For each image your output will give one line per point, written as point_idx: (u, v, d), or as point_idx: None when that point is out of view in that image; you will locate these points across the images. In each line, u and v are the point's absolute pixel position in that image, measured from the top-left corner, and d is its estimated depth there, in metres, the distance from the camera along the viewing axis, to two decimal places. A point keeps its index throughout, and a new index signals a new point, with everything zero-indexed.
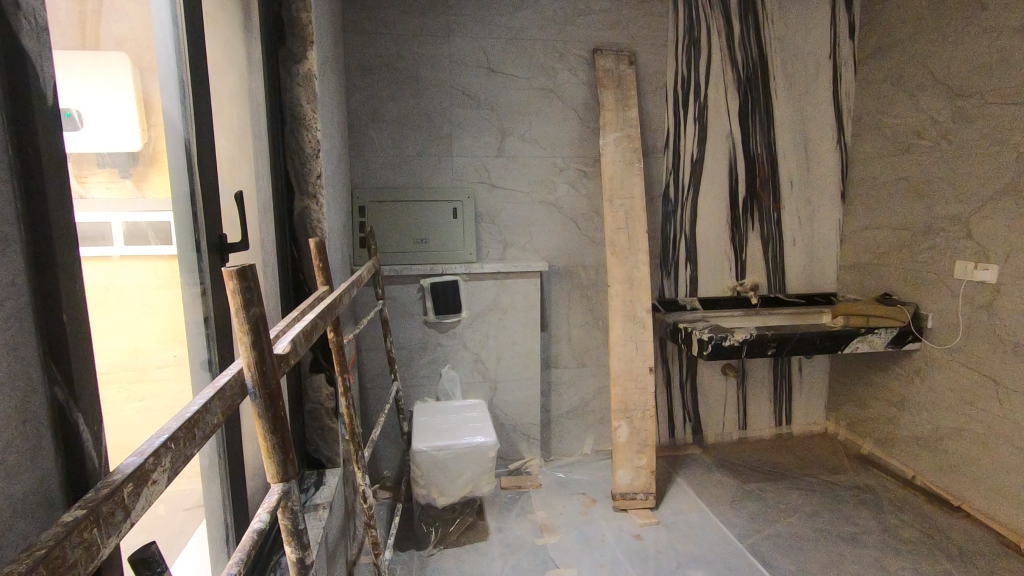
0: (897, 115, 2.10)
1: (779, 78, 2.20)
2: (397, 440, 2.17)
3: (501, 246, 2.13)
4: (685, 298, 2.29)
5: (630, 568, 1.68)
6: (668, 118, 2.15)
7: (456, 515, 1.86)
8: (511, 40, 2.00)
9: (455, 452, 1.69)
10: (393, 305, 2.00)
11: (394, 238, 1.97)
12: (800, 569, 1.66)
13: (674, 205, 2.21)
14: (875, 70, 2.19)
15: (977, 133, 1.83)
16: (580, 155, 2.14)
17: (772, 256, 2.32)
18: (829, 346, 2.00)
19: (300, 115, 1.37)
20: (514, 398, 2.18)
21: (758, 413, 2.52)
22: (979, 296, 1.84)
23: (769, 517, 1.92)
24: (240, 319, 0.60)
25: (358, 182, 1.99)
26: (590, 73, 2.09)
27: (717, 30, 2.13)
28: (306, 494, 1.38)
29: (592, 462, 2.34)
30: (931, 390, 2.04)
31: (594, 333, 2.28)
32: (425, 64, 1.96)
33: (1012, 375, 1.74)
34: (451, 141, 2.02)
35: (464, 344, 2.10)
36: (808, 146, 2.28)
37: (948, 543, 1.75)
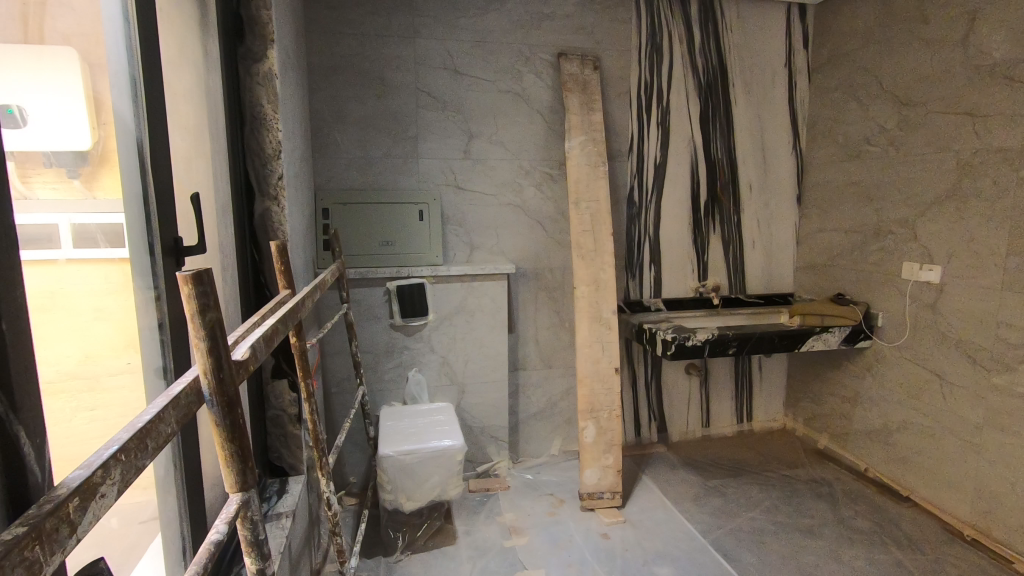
0: (848, 123, 2.30)
1: (738, 84, 2.38)
2: (363, 446, 2.24)
3: (468, 249, 2.22)
4: (651, 298, 2.47)
5: (596, 568, 1.75)
6: (631, 121, 2.30)
7: (425, 518, 1.95)
8: (478, 42, 2.10)
9: (423, 456, 1.74)
10: (359, 309, 2.06)
11: (360, 241, 2.04)
12: (761, 561, 1.78)
13: (638, 208, 2.38)
14: (827, 77, 2.39)
15: (918, 140, 2.02)
16: (545, 159, 2.25)
17: (733, 255, 2.53)
18: (786, 345, 2.16)
19: (261, 115, 1.43)
20: (482, 401, 2.27)
21: (720, 411, 2.72)
22: (925, 296, 2.01)
23: (729, 513, 2.06)
24: (196, 323, 0.61)
25: (323, 184, 2.03)
26: (556, 76, 2.20)
27: (678, 37, 2.29)
28: (268, 504, 1.47)
29: (560, 462, 2.45)
30: (881, 384, 2.23)
31: (561, 334, 2.40)
32: (390, 64, 2.03)
33: (949, 371, 1.93)
34: (417, 142, 2.09)
35: (431, 346, 2.17)
36: (766, 151, 2.49)
37: (897, 531, 1.92)
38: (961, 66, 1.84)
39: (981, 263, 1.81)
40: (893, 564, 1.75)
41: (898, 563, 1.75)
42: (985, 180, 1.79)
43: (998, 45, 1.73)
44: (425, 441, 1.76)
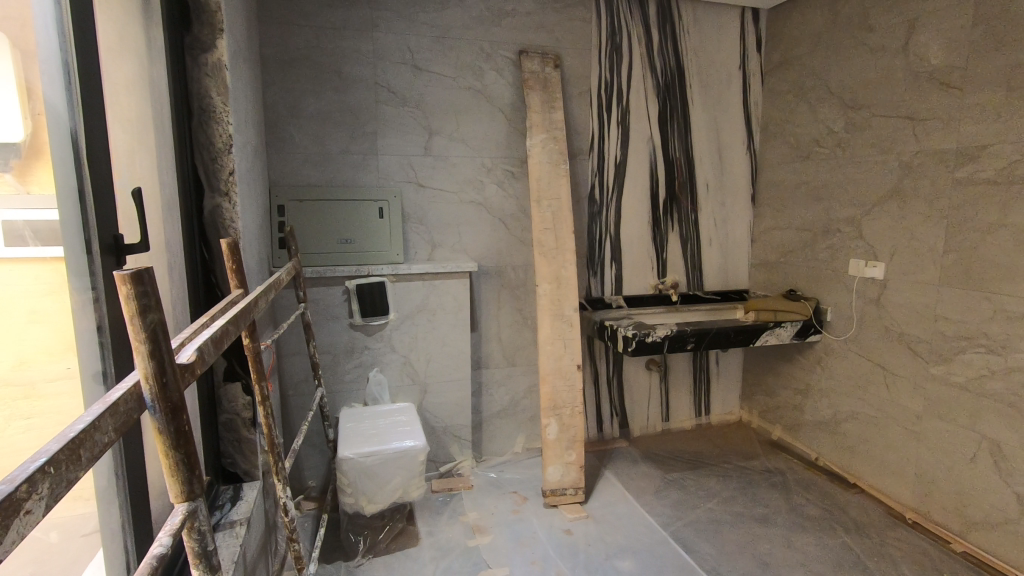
0: (799, 126, 2.45)
1: (695, 84, 2.53)
2: (322, 448, 2.27)
3: (429, 246, 2.29)
4: (611, 296, 2.57)
5: (560, 565, 1.83)
6: (592, 120, 2.42)
7: (386, 521, 2.02)
8: (439, 37, 2.16)
9: (384, 458, 1.81)
10: (318, 308, 2.11)
11: (318, 239, 2.08)
12: (720, 552, 1.90)
13: (599, 206, 2.49)
14: (778, 79, 2.56)
15: (863, 141, 2.18)
16: (507, 156, 2.34)
17: (689, 254, 2.66)
18: (741, 339, 2.30)
19: (210, 108, 1.43)
20: (443, 399, 2.35)
21: (679, 404, 2.84)
22: (871, 291, 2.17)
23: (689, 504, 2.18)
24: (137, 326, 0.61)
25: (278, 180, 2.06)
26: (516, 74, 2.29)
27: (637, 37, 2.42)
28: (221, 512, 1.46)
29: (522, 459, 2.54)
30: (831, 375, 2.38)
31: (524, 332, 2.50)
32: (347, 58, 2.07)
33: (895, 362, 2.09)
34: (376, 138, 2.14)
35: (392, 345, 2.23)
36: (722, 152, 2.64)
37: (845, 518, 2.07)
38: (905, 71, 2.00)
39: (922, 259, 1.97)
40: (841, 549, 1.89)
41: (846, 546, 1.91)
42: (925, 180, 1.95)
43: (937, 52, 1.89)
44: (387, 442, 1.84)
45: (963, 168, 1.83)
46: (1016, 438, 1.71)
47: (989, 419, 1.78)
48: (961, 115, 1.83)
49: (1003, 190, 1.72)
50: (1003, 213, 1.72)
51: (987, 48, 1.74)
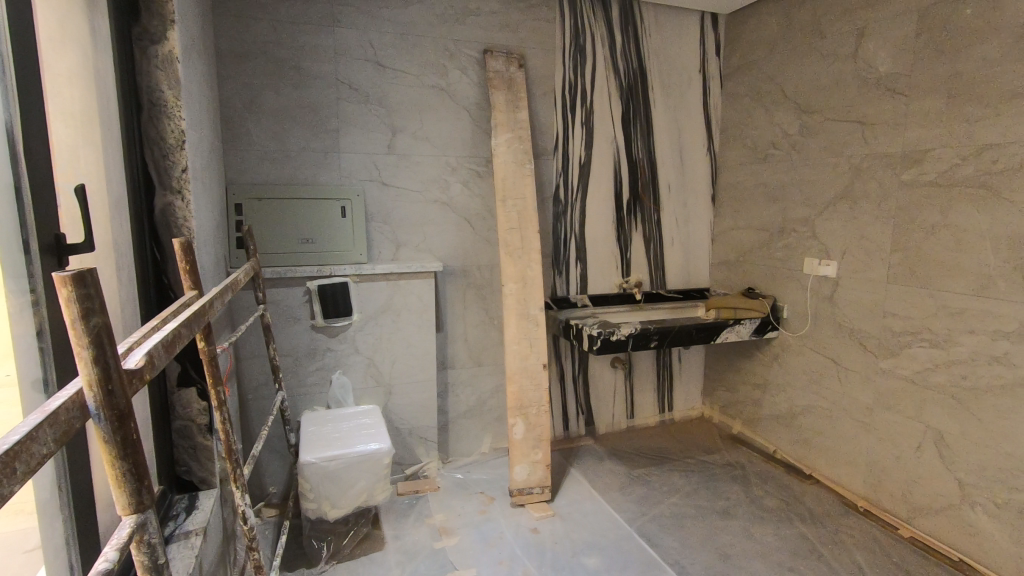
0: (755, 128, 2.41)
1: (657, 87, 2.46)
2: (283, 453, 2.10)
3: (393, 246, 2.14)
4: (576, 295, 2.47)
5: (527, 564, 1.73)
6: (557, 119, 2.32)
7: (351, 526, 1.84)
8: (401, 34, 2.02)
9: (347, 462, 1.67)
10: (278, 310, 1.95)
11: (278, 239, 1.92)
12: (683, 544, 1.83)
13: (564, 206, 2.39)
14: (736, 84, 2.50)
15: (817, 146, 2.12)
16: (471, 155, 2.21)
17: (653, 254, 2.59)
18: (704, 336, 2.21)
19: (161, 101, 1.25)
20: (410, 401, 2.20)
21: (644, 403, 2.76)
22: (823, 288, 2.13)
23: (653, 500, 2.09)
24: (79, 332, 0.52)
25: (235, 178, 1.88)
26: (481, 73, 2.17)
27: (600, 40, 2.33)
28: (175, 522, 1.28)
29: (490, 459, 2.40)
30: (788, 371, 2.33)
31: (490, 332, 2.37)
32: (307, 52, 1.91)
33: (849, 358, 2.05)
34: (338, 136, 1.99)
35: (355, 347, 2.08)
36: (683, 154, 2.57)
37: (802, 507, 2.02)
38: (854, 78, 1.95)
39: (872, 257, 1.93)
40: (798, 538, 1.84)
41: (803, 535, 1.86)
42: (874, 181, 1.91)
43: (884, 61, 1.85)
44: (351, 445, 1.70)
45: (907, 172, 1.80)
46: (957, 424, 1.70)
47: (933, 409, 1.76)
48: (904, 121, 1.80)
49: (944, 192, 1.70)
50: (944, 213, 1.70)
51: (929, 60, 1.72)
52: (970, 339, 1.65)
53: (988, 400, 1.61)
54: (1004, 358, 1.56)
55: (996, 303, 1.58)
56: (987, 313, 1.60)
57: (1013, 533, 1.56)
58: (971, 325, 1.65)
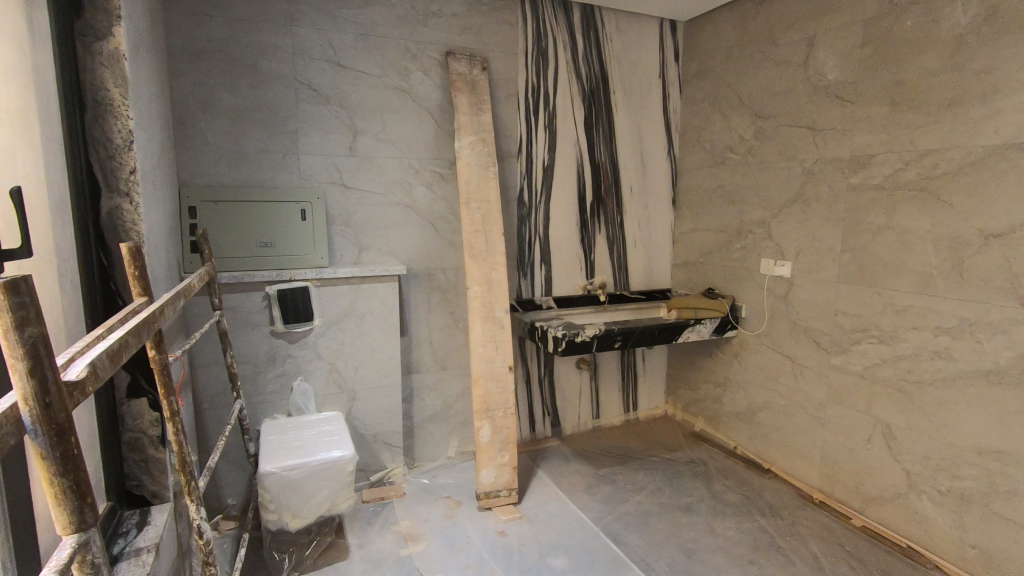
0: (713, 133, 2.50)
1: (618, 91, 2.52)
2: (242, 465, 2.02)
3: (356, 250, 2.10)
4: (542, 297, 2.53)
5: (494, 566, 1.74)
6: (520, 122, 2.35)
7: (313, 535, 1.87)
8: (364, 35, 2.00)
9: (310, 470, 1.65)
10: (233, 315, 1.87)
11: (235, 244, 1.85)
12: (647, 542, 1.87)
13: (528, 208, 2.43)
14: (695, 91, 2.59)
15: (769, 149, 2.22)
16: (435, 157, 2.19)
17: (617, 257, 2.66)
18: (666, 336, 2.27)
19: (106, 100, 1.18)
20: (375, 406, 2.15)
21: (609, 403, 2.85)
22: (779, 288, 2.22)
23: (619, 498, 2.14)
24: (12, 341, 0.49)
25: (189, 179, 1.80)
26: (443, 75, 2.16)
27: (561, 43, 2.37)
28: (125, 539, 1.24)
29: (457, 463, 2.40)
30: (746, 369, 2.44)
31: (454, 334, 2.36)
32: (264, 52, 1.85)
33: (802, 354, 2.15)
34: (298, 137, 1.94)
35: (317, 353, 2.02)
36: (644, 158, 2.64)
37: (762, 502, 2.10)
38: (803, 85, 2.05)
39: (823, 260, 2.02)
40: (758, 531, 1.92)
41: (763, 529, 1.93)
42: (824, 185, 1.99)
43: (832, 68, 1.94)
44: (313, 453, 1.68)
45: (856, 175, 1.88)
46: (903, 416, 1.79)
47: (883, 403, 1.85)
48: (851, 127, 1.88)
49: (888, 194, 1.78)
50: (891, 215, 1.78)
51: (873, 65, 1.80)
52: (914, 335, 1.74)
53: (932, 391, 1.70)
54: (944, 352, 1.66)
55: (935, 300, 1.67)
56: (928, 310, 1.69)
57: (955, 517, 1.67)
58: (915, 320, 1.74)
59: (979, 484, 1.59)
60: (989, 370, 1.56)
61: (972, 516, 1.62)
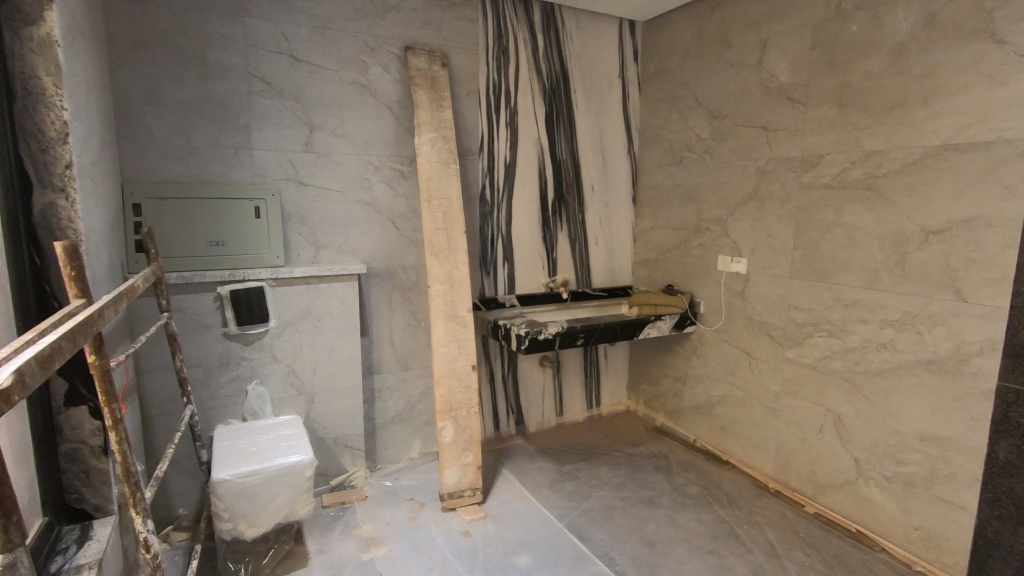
0: (672, 132, 2.60)
1: (579, 89, 2.61)
2: (195, 472, 2.00)
3: (313, 248, 2.11)
4: (505, 296, 2.57)
5: (459, 567, 1.77)
6: (481, 120, 2.40)
7: (272, 544, 1.79)
8: (318, 27, 2.02)
9: (266, 477, 1.65)
10: (184, 317, 1.88)
11: (182, 241, 1.85)
12: (611, 536, 1.93)
13: (490, 207, 2.48)
14: (653, 90, 2.70)
15: (726, 148, 2.33)
16: (394, 155, 2.23)
17: (579, 253, 2.74)
18: (626, 333, 2.32)
19: (37, 89, 1.19)
20: (332, 409, 2.18)
21: (572, 400, 2.89)
22: (735, 284, 2.33)
23: (583, 494, 2.20)
24: None
25: (132, 175, 1.79)
26: (403, 71, 2.19)
27: (522, 42, 2.44)
28: (64, 558, 1.19)
29: (420, 464, 2.43)
30: (707, 363, 2.53)
31: (417, 335, 2.39)
32: (212, 44, 1.86)
33: (756, 348, 2.27)
34: (249, 132, 1.95)
35: (274, 355, 2.04)
36: (605, 155, 2.74)
37: (720, 493, 2.19)
38: (757, 85, 2.17)
39: (777, 256, 2.14)
40: (716, 522, 2.01)
41: (722, 519, 2.02)
42: (777, 184, 2.12)
43: (783, 70, 2.06)
44: (269, 460, 1.68)
45: (805, 175, 2.01)
46: (851, 407, 1.92)
47: (833, 394, 1.97)
48: (801, 128, 2.01)
49: (838, 193, 1.90)
50: (838, 214, 1.91)
51: (821, 69, 1.93)
52: (862, 328, 1.86)
53: (877, 382, 1.83)
54: (889, 344, 1.79)
55: (881, 295, 1.80)
56: (874, 304, 1.82)
57: (900, 502, 1.80)
58: (863, 314, 1.86)
59: (920, 469, 1.73)
60: (929, 361, 1.68)
61: (914, 499, 1.76)
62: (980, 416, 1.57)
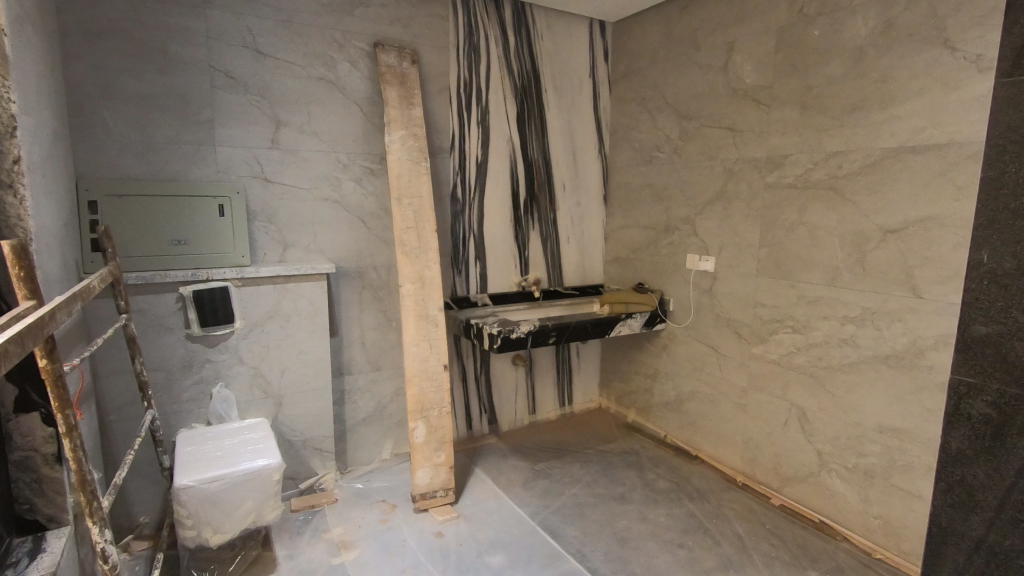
0: (642, 131, 2.52)
1: (551, 88, 2.52)
2: (157, 479, 1.82)
3: (279, 246, 1.96)
4: (477, 294, 2.46)
5: (431, 568, 1.66)
6: (452, 119, 2.28)
7: (238, 550, 1.65)
8: (284, 22, 1.87)
9: (231, 482, 1.51)
10: (144, 319, 1.72)
11: (142, 242, 1.70)
12: (584, 533, 1.85)
13: (462, 205, 2.36)
14: (623, 89, 2.62)
15: (694, 147, 2.26)
16: (362, 152, 2.09)
17: (550, 252, 2.65)
18: (599, 331, 2.23)
19: None
20: (303, 411, 2.03)
21: (544, 398, 2.79)
22: (703, 282, 2.27)
23: (555, 492, 2.11)
24: None
25: (87, 172, 1.63)
26: (371, 68, 2.06)
27: (494, 39, 2.33)
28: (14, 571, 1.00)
29: (391, 466, 2.28)
30: (675, 360, 2.45)
31: (387, 334, 2.25)
32: (174, 36, 1.71)
33: (722, 343, 2.21)
34: (213, 128, 1.80)
35: (239, 356, 1.88)
36: (576, 154, 2.65)
37: (690, 487, 2.13)
38: (724, 88, 2.11)
39: (743, 253, 2.09)
40: (686, 517, 1.94)
41: (692, 513, 1.96)
42: (743, 185, 2.06)
43: (749, 73, 2.01)
44: (234, 464, 1.54)
45: (770, 175, 1.96)
46: (816, 401, 1.87)
47: (799, 389, 1.93)
48: (768, 129, 1.96)
49: (801, 193, 1.86)
50: (802, 212, 1.86)
51: (785, 72, 1.88)
52: (824, 325, 1.83)
53: (839, 377, 1.79)
54: (850, 340, 1.75)
55: (842, 293, 1.76)
56: (835, 303, 1.78)
57: (861, 493, 1.77)
58: (825, 310, 1.82)
59: (879, 460, 1.70)
60: (886, 355, 1.66)
61: (875, 490, 1.73)
62: (935, 408, 1.55)
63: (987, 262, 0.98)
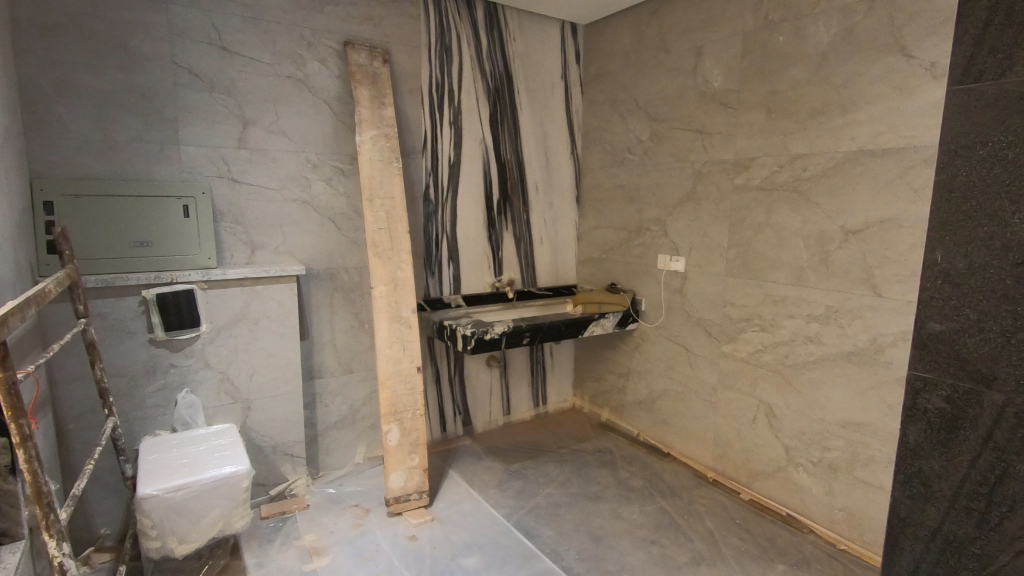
0: (613, 133, 2.56)
1: (523, 89, 2.53)
2: (120, 488, 1.76)
3: (247, 248, 1.93)
4: (451, 296, 2.45)
5: (405, 572, 1.65)
6: (423, 119, 2.27)
7: (205, 560, 1.66)
8: (250, 18, 1.83)
9: (198, 491, 1.47)
10: (104, 324, 1.66)
11: (103, 243, 1.65)
12: (558, 533, 1.86)
13: (434, 205, 2.36)
14: (596, 91, 2.65)
15: (665, 149, 2.30)
16: (332, 152, 2.07)
17: (524, 252, 2.66)
18: (572, 331, 2.25)
19: None
20: (270, 417, 1.99)
21: (519, 399, 2.80)
22: (674, 282, 2.31)
23: (530, 492, 2.12)
24: None
25: (42, 171, 1.57)
26: (341, 66, 2.04)
27: (465, 39, 2.33)
28: None
29: (364, 470, 2.25)
30: (647, 359, 2.49)
31: (360, 337, 2.23)
32: (134, 30, 1.65)
33: (693, 341, 2.25)
34: (177, 126, 1.75)
35: (206, 361, 1.84)
36: (548, 155, 2.67)
37: (662, 485, 2.17)
38: (692, 90, 2.15)
39: (711, 253, 2.13)
40: (659, 513, 1.97)
41: (664, 509, 2.00)
42: (713, 186, 2.10)
43: (717, 76, 2.05)
44: (200, 471, 1.50)
45: (738, 177, 2.01)
46: (783, 398, 1.93)
47: (765, 385, 1.99)
48: (735, 131, 2.00)
49: (767, 194, 1.91)
50: (768, 213, 1.91)
51: (752, 76, 1.93)
52: (790, 323, 1.88)
53: (805, 374, 1.85)
54: (815, 337, 1.81)
55: (807, 291, 1.82)
56: (802, 301, 1.84)
57: (826, 485, 1.82)
58: (790, 309, 1.88)
59: (844, 453, 1.75)
60: (849, 352, 1.72)
61: (839, 483, 1.78)
62: (896, 403, 1.61)
63: (941, 263, 0.92)
